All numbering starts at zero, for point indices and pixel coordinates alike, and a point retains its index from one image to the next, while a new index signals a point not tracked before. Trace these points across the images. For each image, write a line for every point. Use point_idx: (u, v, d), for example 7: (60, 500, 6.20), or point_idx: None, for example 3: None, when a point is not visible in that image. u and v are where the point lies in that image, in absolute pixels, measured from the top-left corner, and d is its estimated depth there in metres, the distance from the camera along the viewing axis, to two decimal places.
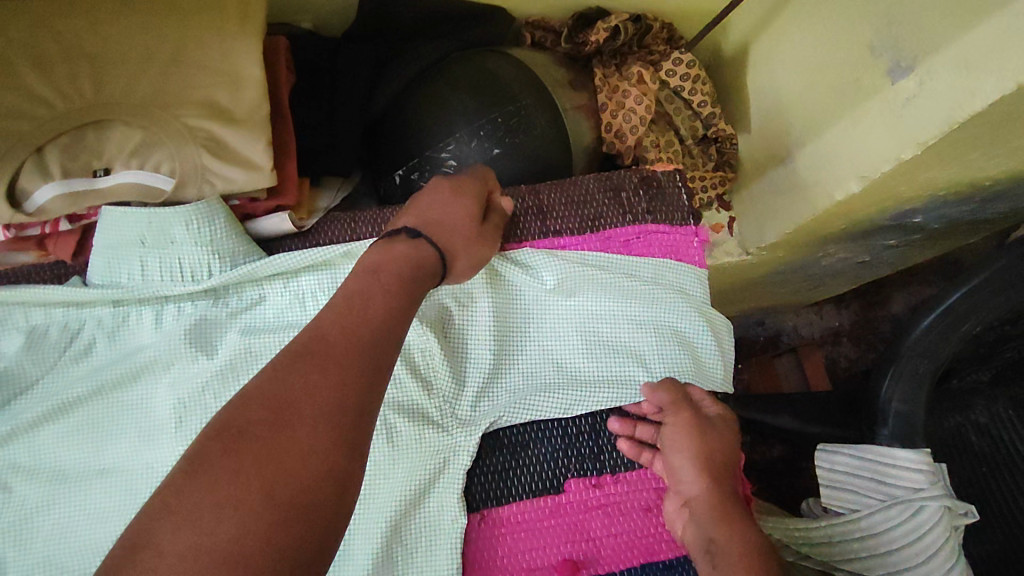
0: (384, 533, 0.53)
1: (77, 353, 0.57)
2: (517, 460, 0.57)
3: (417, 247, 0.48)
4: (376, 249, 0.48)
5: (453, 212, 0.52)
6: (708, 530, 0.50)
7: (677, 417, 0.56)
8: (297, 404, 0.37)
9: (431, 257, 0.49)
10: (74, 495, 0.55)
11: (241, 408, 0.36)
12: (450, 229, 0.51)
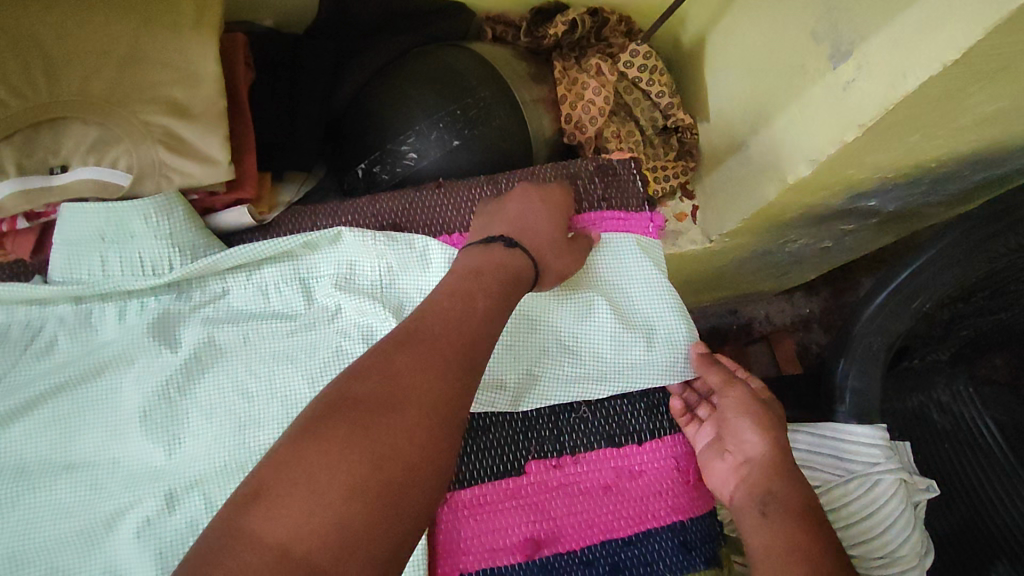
0: None
1: (38, 351, 0.56)
2: (478, 443, 0.57)
3: (517, 257, 0.54)
4: (475, 251, 0.53)
5: (543, 224, 0.58)
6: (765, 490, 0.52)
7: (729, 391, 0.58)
8: (402, 382, 0.41)
9: (528, 267, 0.54)
10: (38, 492, 0.54)
11: (356, 383, 0.40)
12: (539, 236, 0.57)
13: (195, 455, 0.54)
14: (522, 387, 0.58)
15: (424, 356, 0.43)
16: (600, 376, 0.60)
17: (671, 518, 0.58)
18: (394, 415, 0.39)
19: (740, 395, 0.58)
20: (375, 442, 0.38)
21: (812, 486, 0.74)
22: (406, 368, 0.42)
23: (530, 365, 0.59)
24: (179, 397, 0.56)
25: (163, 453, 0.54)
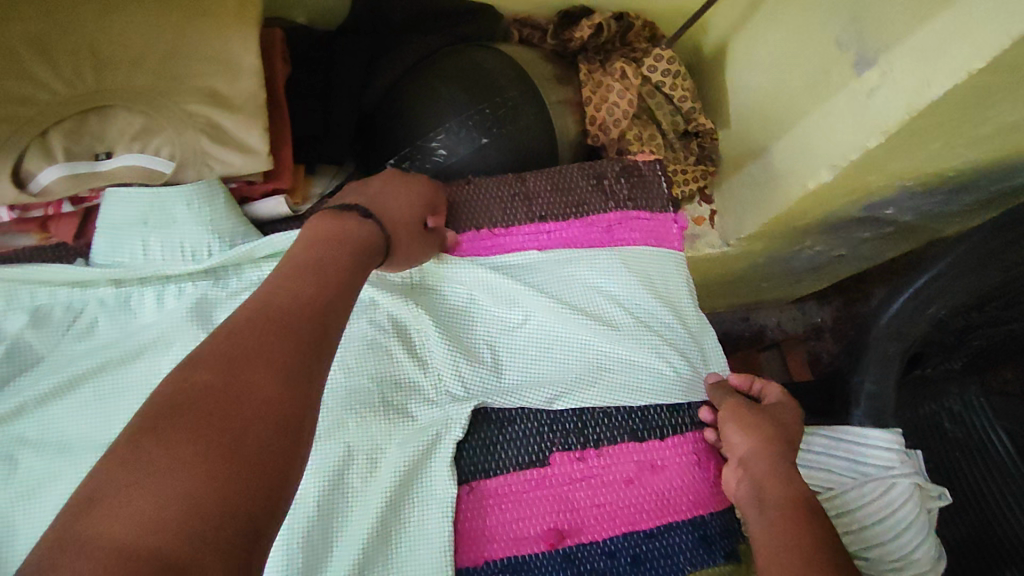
0: (385, 503, 0.55)
1: (79, 332, 0.58)
2: (504, 435, 0.59)
3: (366, 226, 0.52)
4: (324, 221, 0.52)
5: (399, 198, 0.57)
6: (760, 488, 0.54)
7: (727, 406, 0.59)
8: (247, 361, 0.38)
9: (377, 237, 0.53)
10: (77, 467, 0.55)
11: (192, 368, 0.38)
12: (390, 206, 0.56)
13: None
14: (551, 389, 0.60)
15: (268, 343, 0.40)
16: (629, 374, 0.61)
17: (692, 513, 0.59)
18: (230, 403, 0.36)
19: (737, 403, 0.59)
20: (226, 426, 0.35)
21: (827, 487, 0.75)
22: (243, 354, 0.39)
23: (553, 363, 0.62)
24: None
25: None
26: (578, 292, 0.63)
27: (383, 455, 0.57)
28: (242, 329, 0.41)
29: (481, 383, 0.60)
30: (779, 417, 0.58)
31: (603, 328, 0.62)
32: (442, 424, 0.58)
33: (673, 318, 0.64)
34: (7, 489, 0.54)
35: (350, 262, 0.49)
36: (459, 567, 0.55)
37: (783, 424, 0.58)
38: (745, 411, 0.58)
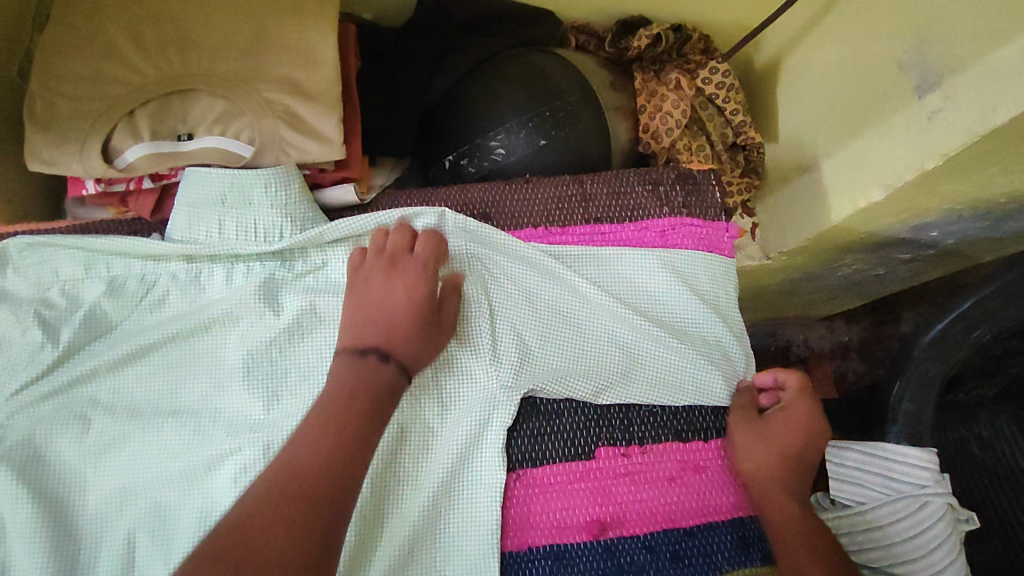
0: (440, 483, 0.58)
1: (150, 304, 0.61)
2: (552, 427, 0.61)
3: (387, 372, 0.54)
4: (346, 366, 0.54)
5: (408, 309, 0.57)
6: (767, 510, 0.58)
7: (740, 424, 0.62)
8: (266, 531, 0.43)
9: (400, 381, 0.55)
10: (145, 432, 0.58)
11: (219, 542, 0.43)
12: (399, 324, 0.56)
13: (291, 412, 0.59)
14: (596, 381, 0.61)
15: (280, 509, 0.45)
16: (672, 373, 0.63)
17: (731, 515, 0.60)
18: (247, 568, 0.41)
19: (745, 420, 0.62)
20: None
21: (859, 501, 0.77)
22: (264, 517, 0.44)
23: (599, 356, 0.62)
24: (279, 357, 0.60)
25: (263, 407, 0.59)
26: (626, 294, 0.65)
27: (435, 442, 0.59)
28: (253, 516, 0.44)
29: (531, 368, 0.61)
30: (788, 431, 0.61)
31: (647, 331, 0.63)
32: (491, 410, 0.60)
33: (716, 323, 0.65)
34: (79, 448, 0.57)
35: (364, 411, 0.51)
36: (503, 551, 0.58)
37: (791, 436, 0.61)
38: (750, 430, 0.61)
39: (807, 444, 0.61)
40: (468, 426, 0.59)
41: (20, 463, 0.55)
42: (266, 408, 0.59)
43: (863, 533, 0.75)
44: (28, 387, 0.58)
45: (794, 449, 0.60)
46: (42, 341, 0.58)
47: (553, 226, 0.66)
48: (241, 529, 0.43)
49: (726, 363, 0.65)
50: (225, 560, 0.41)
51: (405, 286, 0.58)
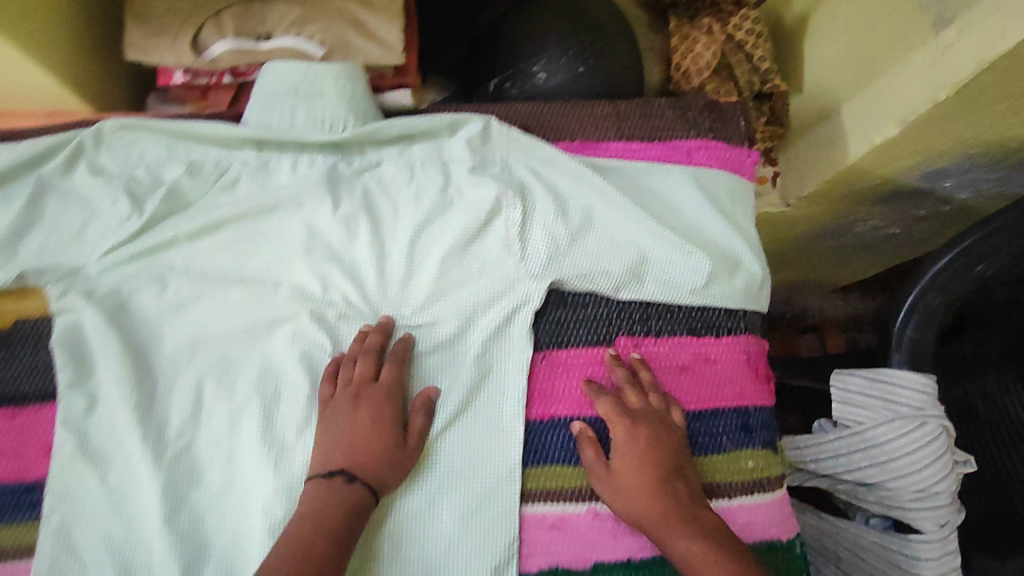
0: (474, 356, 0.65)
1: (224, 185, 0.68)
2: (576, 316, 0.67)
3: (353, 493, 0.57)
4: (315, 493, 0.56)
5: (375, 441, 0.60)
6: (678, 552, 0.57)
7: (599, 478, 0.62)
8: None
9: (369, 500, 0.58)
10: (215, 294, 0.65)
11: None
12: (365, 458, 0.59)
13: (341, 289, 0.65)
14: (617, 278, 0.67)
15: None
16: (688, 276, 0.67)
17: (736, 403, 0.66)
18: None
19: (606, 485, 0.61)
20: None
21: (859, 422, 0.83)
22: None
23: (621, 257, 0.68)
24: (337, 241, 0.67)
25: (320, 284, 0.65)
26: (652, 203, 0.70)
27: (470, 323, 0.66)
28: None
29: (557, 263, 0.67)
30: (636, 465, 0.60)
31: (671, 240, 0.68)
32: (523, 300, 0.66)
33: (733, 237, 0.70)
34: (159, 303, 0.65)
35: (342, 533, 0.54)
36: (528, 419, 0.65)
37: (640, 465, 0.60)
38: (611, 491, 0.61)
39: (656, 459, 0.61)
40: (499, 309, 0.66)
41: (110, 309, 0.64)
42: (321, 286, 0.65)
43: (862, 451, 0.82)
44: (115, 249, 0.65)
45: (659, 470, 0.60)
46: (129, 211, 0.66)
47: (589, 140, 0.72)
48: None
49: (740, 274, 0.69)
50: None
51: (367, 415, 0.60)
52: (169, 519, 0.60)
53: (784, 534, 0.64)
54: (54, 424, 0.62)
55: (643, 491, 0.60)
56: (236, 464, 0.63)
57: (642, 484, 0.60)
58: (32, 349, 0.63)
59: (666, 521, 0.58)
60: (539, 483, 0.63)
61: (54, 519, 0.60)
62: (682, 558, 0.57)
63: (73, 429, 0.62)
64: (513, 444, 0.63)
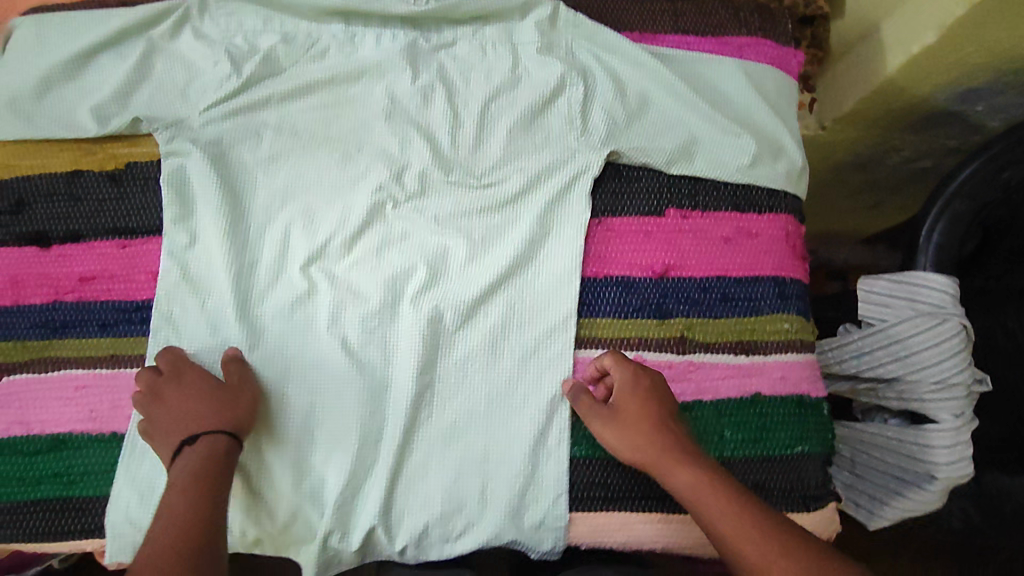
0: (539, 217, 0.70)
1: (315, 54, 0.74)
2: (630, 188, 0.72)
3: (200, 451, 0.59)
4: (175, 470, 0.58)
5: (203, 398, 0.62)
6: (674, 487, 0.59)
7: (592, 415, 0.64)
8: None
9: (220, 446, 0.60)
10: (301, 151, 0.72)
11: None
12: (197, 414, 0.61)
13: (416, 149, 0.72)
14: (670, 154, 0.72)
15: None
16: (736, 156, 0.73)
17: (775, 275, 0.71)
18: None
19: (607, 423, 0.63)
20: None
21: (884, 322, 0.89)
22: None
23: (674, 137, 0.73)
24: (414, 109, 0.73)
25: (399, 144, 0.72)
26: (706, 90, 0.75)
27: (534, 190, 0.71)
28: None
29: (615, 137, 0.73)
30: (637, 407, 0.63)
31: (720, 124, 0.73)
32: (583, 168, 0.71)
33: (778, 126, 0.75)
34: (253, 156, 0.72)
35: (192, 492, 0.56)
36: (584, 275, 0.70)
37: (639, 401, 0.63)
38: (614, 429, 0.63)
39: (655, 397, 0.63)
40: (560, 178, 0.71)
41: (212, 156, 0.71)
42: (398, 147, 0.72)
43: (884, 348, 0.88)
44: (216, 105, 0.72)
45: (657, 411, 0.63)
46: (230, 71, 0.73)
47: (648, 32, 0.78)
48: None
49: (784, 160, 0.74)
50: None
51: (179, 392, 0.63)
52: (254, 345, 0.66)
53: (816, 392, 0.69)
54: (161, 254, 0.69)
55: (645, 429, 0.61)
56: (311, 302, 0.67)
57: (645, 422, 0.62)
58: (141, 187, 0.70)
59: (669, 454, 0.60)
60: (594, 330, 0.69)
61: (162, 334, 0.67)
62: (681, 485, 0.58)
63: (177, 260, 0.69)
64: (571, 296, 0.69)
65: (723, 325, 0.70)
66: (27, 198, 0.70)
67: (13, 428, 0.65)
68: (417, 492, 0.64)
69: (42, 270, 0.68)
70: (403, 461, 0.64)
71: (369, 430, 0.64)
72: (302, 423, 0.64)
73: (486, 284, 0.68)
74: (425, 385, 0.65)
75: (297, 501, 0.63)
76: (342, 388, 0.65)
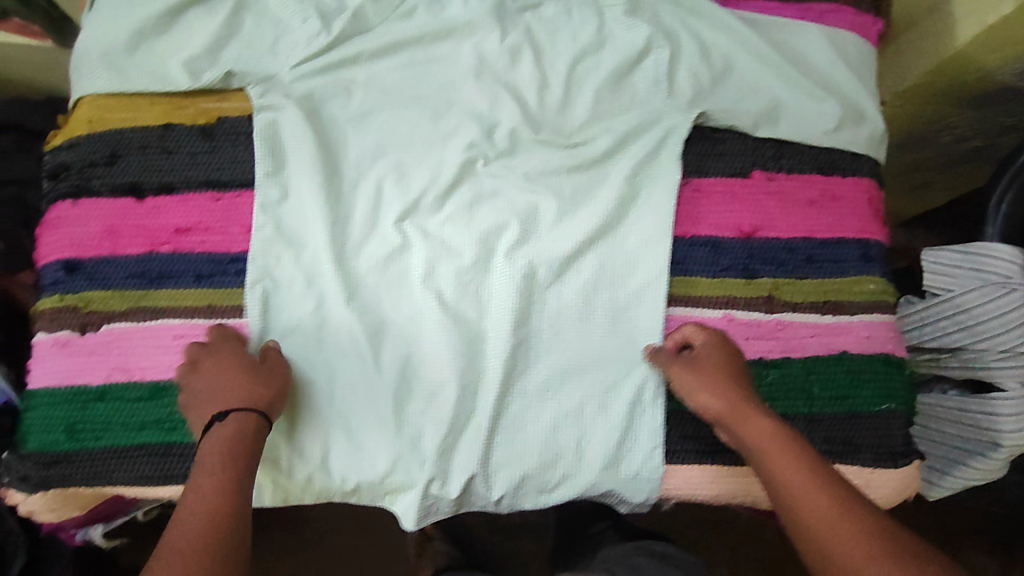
0: (629, 176, 0.71)
1: (402, 13, 0.74)
2: (716, 150, 0.73)
3: (229, 430, 0.58)
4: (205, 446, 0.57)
5: (235, 376, 0.61)
6: (749, 438, 0.59)
7: (674, 368, 0.64)
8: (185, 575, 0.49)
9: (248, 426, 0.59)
10: (391, 110, 0.72)
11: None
12: (231, 391, 0.60)
13: (506, 108, 0.72)
14: (756, 117, 0.73)
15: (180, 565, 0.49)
16: (820, 120, 0.73)
17: (859, 236, 0.72)
18: None
19: (689, 367, 0.63)
20: None
21: (949, 292, 0.90)
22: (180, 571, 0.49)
23: (759, 100, 0.73)
24: (503, 68, 0.73)
25: (489, 103, 0.73)
26: (789, 54, 0.75)
27: (621, 152, 0.72)
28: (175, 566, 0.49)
29: (701, 100, 0.73)
30: (722, 360, 0.64)
31: (805, 88, 0.74)
32: (671, 129, 0.72)
33: (860, 91, 0.75)
34: (343, 115, 0.73)
35: (223, 470, 0.55)
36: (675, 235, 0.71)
37: (724, 357, 0.64)
38: (694, 371, 0.63)
39: (738, 359, 0.65)
40: (647, 139, 0.72)
41: (306, 113, 0.72)
42: (488, 106, 0.73)
43: (950, 317, 0.89)
44: (305, 62, 0.72)
45: (740, 373, 0.63)
46: (319, 28, 0.73)
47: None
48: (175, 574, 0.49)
49: (866, 125, 0.75)
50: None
51: (213, 369, 0.62)
52: (349, 300, 0.68)
53: (898, 351, 0.71)
54: (253, 210, 0.70)
55: (726, 377, 0.62)
56: (407, 255, 0.69)
57: (727, 372, 0.63)
58: (233, 140, 0.71)
59: (745, 403, 0.61)
60: (687, 290, 0.70)
61: (259, 288, 0.68)
62: (758, 436, 0.59)
63: (270, 215, 0.70)
64: (664, 252, 0.69)
65: (810, 285, 0.71)
66: (121, 150, 0.70)
67: (113, 374, 0.66)
68: (506, 448, 0.66)
69: (137, 221, 0.69)
70: (499, 416, 0.66)
71: (467, 384, 0.66)
72: (399, 377, 0.67)
73: (582, 242, 0.69)
74: (523, 339, 0.67)
75: (398, 455, 0.65)
76: (438, 344, 0.67)
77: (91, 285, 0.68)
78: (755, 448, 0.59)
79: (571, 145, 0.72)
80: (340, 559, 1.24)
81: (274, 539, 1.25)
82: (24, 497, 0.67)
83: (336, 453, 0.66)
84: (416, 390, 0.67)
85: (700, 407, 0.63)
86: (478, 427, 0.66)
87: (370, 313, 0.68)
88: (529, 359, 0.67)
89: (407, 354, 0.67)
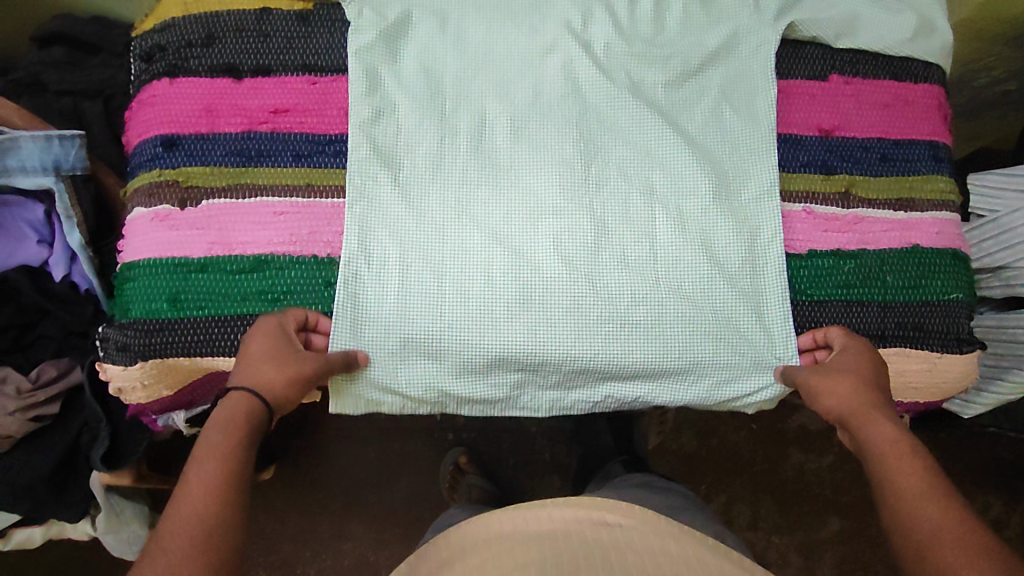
0: (719, 92, 0.75)
1: None
2: (796, 55, 0.76)
3: (261, 383, 0.60)
4: (225, 405, 0.59)
5: (267, 352, 0.62)
6: (863, 435, 0.60)
7: (801, 373, 0.67)
8: (213, 449, 0.56)
9: (258, 405, 0.60)
10: (485, 22, 0.74)
11: (201, 462, 0.55)
12: (267, 367, 0.61)
13: (599, 24, 0.75)
14: (837, 28, 0.75)
15: (217, 441, 0.56)
16: (896, 34, 0.76)
17: (929, 139, 0.76)
18: (210, 472, 0.55)
19: (818, 374, 0.65)
20: (206, 499, 0.53)
21: (994, 212, 0.89)
22: (214, 443, 0.56)
23: (841, 12, 0.75)
24: None
25: (581, 17, 0.74)
26: None
27: (712, 66, 0.75)
28: (218, 441, 0.56)
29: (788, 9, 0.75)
30: (857, 365, 0.64)
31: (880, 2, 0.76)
32: (760, 42, 0.75)
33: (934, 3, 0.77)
34: (437, 19, 0.74)
35: (244, 423, 0.58)
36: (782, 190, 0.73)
37: (855, 369, 0.64)
38: (826, 375, 0.64)
39: (863, 370, 0.64)
40: (740, 55, 0.75)
41: (404, 23, 0.73)
42: (582, 20, 0.74)
43: (995, 238, 0.88)
44: None
45: (864, 378, 0.63)
46: None
47: None
48: (215, 447, 0.56)
49: (939, 36, 0.77)
50: (211, 462, 0.55)
51: (257, 338, 0.62)
52: (462, 218, 0.70)
53: (963, 246, 0.75)
54: (348, 129, 0.71)
55: (859, 384, 0.63)
56: (509, 173, 0.71)
57: (860, 377, 0.63)
58: (330, 28, 0.72)
59: (883, 411, 0.61)
60: (786, 186, 0.74)
61: (358, 210, 0.69)
62: (875, 439, 0.59)
63: (366, 134, 0.70)
64: (770, 165, 0.73)
65: (883, 182, 0.74)
66: (217, 31, 0.71)
67: (213, 248, 0.67)
68: (607, 365, 0.69)
69: (234, 101, 0.70)
70: (608, 336, 0.69)
71: (580, 297, 0.69)
72: (519, 295, 0.69)
73: (691, 163, 0.73)
74: (623, 251, 0.70)
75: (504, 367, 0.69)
76: (555, 263, 0.69)
77: (190, 161, 0.69)
78: (881, 447, 0.58)
79: (663, 58, 0.75)
80: (377, 493, 1.24)
81: (311, 468, 1.24)
82: (119, 370, 0.67)
83: (445, 372, 0.69)
84: (526, 313, 0.68)
85: (824, 407, 0.63)
86: (585, 348, 0.68)
87: (483, 227, 0.70)
88: (633, 273, 0.70)
89: (518, 269, 0.69)
